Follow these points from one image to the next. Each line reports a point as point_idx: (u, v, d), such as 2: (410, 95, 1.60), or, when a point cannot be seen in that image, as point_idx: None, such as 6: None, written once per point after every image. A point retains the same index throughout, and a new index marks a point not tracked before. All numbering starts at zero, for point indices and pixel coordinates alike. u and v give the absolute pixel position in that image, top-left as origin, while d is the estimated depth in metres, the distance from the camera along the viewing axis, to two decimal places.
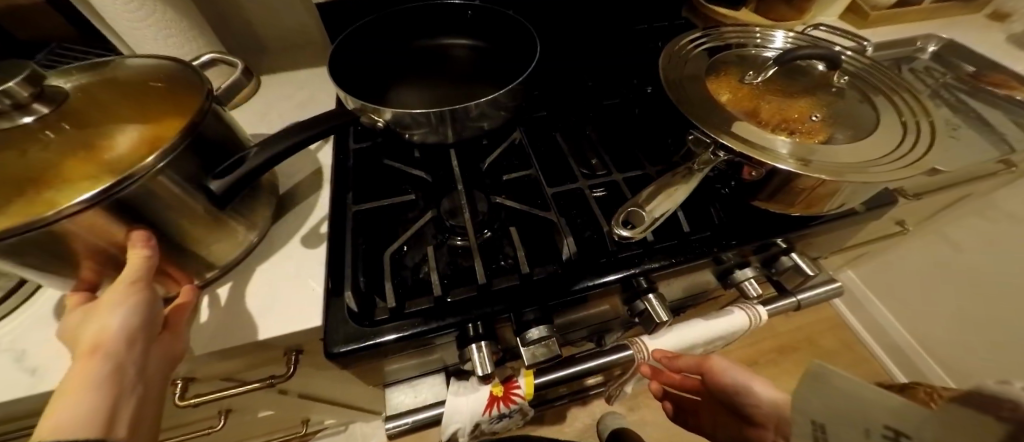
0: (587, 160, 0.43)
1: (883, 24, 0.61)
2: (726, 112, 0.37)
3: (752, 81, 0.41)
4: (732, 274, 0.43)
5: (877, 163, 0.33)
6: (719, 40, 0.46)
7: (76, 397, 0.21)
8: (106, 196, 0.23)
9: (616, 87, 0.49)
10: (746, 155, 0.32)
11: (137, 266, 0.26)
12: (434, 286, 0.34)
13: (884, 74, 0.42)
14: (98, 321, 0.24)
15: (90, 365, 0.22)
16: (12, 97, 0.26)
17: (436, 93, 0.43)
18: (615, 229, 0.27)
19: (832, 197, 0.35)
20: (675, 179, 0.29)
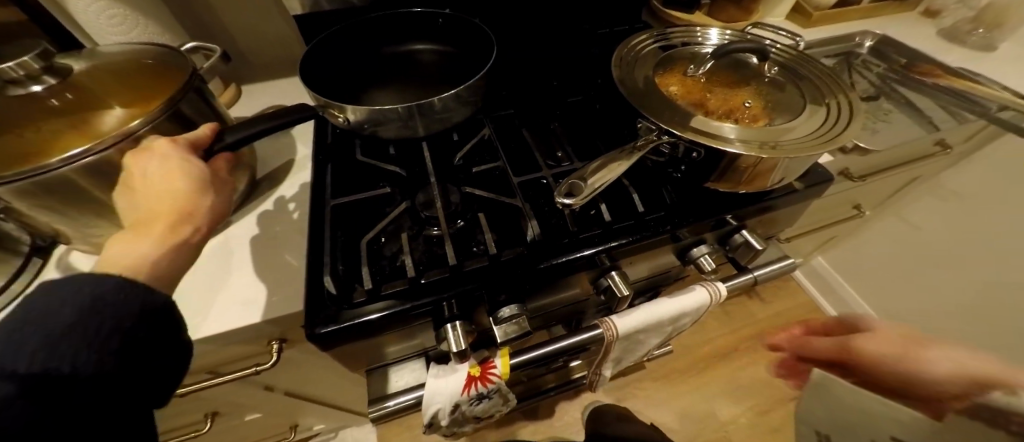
0: (553, 152, 0.46)
1: (826, 23, 0.67)
2: (672, 102, 0.41)
3: (696, 75, 0.45)
4: (690, 252, 0.46)
5: (805, 141, 0.37)
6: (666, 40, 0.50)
7: (135, 242, 0.23)
8: (90, 153, 0.31)
9: (579, 85, 0.53)
10: (693, 139, 0.36)
11: (188, 141, 0.30)
12: (408, 269, 0.36)
13: (810, 65, 0.47)
14: (143, 176, 0.26)
15: (179, 228, 0.25)
16: (26, 68, 0.31)
17: (406, 95, 0.46)
18: (558, 200, 0.30)
19: (772, 172, 0.38)
20: (615, 157, 0.32)
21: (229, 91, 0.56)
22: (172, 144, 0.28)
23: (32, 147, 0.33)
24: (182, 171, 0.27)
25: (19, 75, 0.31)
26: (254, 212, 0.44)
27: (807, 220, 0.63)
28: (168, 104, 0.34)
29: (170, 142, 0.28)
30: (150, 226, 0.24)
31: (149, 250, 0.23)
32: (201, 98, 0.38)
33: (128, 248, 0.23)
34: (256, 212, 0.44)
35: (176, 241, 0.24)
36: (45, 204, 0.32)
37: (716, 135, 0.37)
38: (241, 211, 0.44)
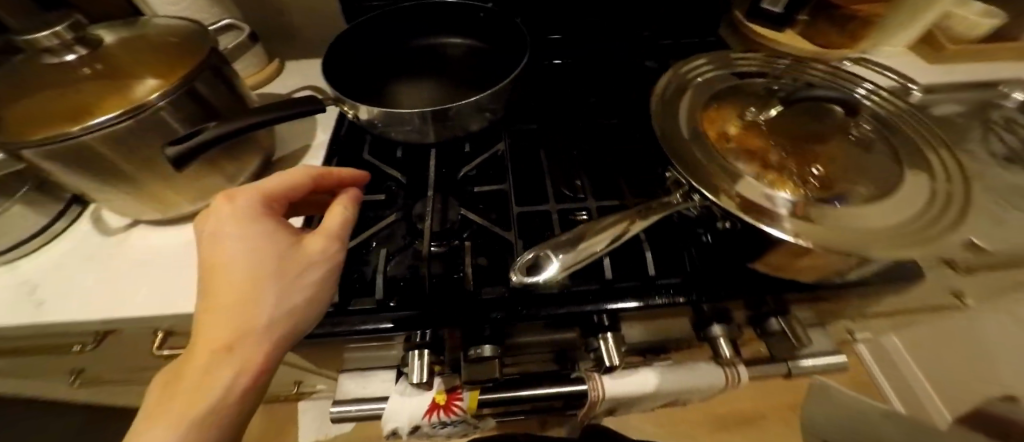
0: (571, 180, 0.41)
1: (963, 61, 0.52)
2: (715, 151, 0.34)
3: (756, 120, 0.38)
4: (708, 328, 0.39)
5: (891, 230, 0.28)
6: (729, 68, 0.43)
7: (186, 370, 0.24)
8: (121, 119, 0.32)
9: (618, 107, 0.47)
10: (726, 209, 0.29)
11: (266, 222, 0.28)
12: (378, 289, 0.34)
13: (918, 124, 0.36)
14: (214, 268, 0.26)
15: (214, 372, 0.24)
16: (61, 38, 0.35)
17: (447, 92, 0.46)
18: (516, 279, 0.29)
19: (830, 267, 0.29)
20: (585, 229, 0.31)
21: (271, 66, 0.57)
22: (235, 213, 0.27)
23: (70, 108, 0.34)
24: (230, 274, 0.25)
25: (56, 44, 0.35)
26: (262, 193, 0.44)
27: (881, 310, 0.51)
28: (185, 81, 0.35)
29: (234, 219, 0.27)
30: (195, 365, 0.24)
31: (190, 379, 0.24)
32: (217, 77, 0.39)
33: (182, 374, 0.24)
34: None
35: (209, 376, 0.24)
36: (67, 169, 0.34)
37: (763, 208, 0.29)
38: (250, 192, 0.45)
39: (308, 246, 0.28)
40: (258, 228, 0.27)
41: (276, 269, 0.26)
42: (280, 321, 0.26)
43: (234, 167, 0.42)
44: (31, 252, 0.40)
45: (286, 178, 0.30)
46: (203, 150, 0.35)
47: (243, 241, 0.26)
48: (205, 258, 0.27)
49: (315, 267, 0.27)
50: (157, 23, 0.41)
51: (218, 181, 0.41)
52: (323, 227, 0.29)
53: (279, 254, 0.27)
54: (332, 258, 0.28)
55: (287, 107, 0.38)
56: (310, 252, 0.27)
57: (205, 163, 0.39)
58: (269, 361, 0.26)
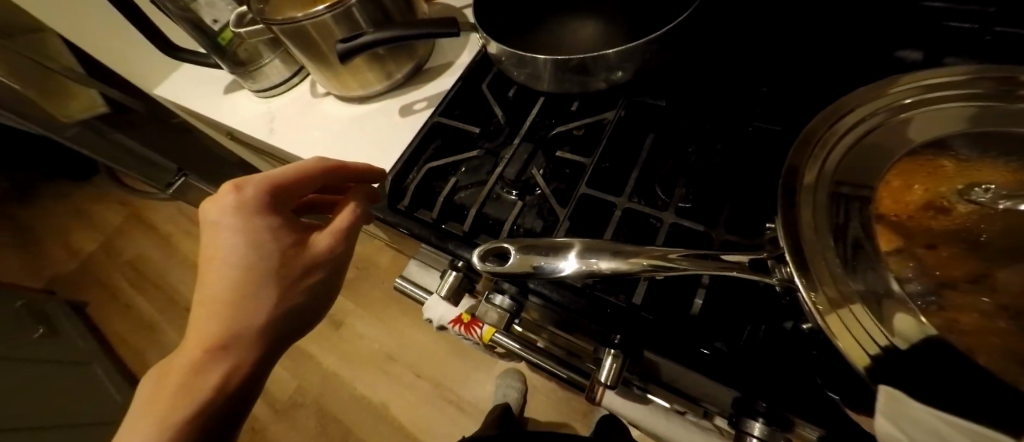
0: (669, 179, 0.34)
1: None
2: (861, 222, 0.23)
3: (987, 207, 0.22)
4: (745, 419, 0.31)
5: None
6: (1014, 99, 0.25)
7: (188, 358, 0.31)
8: (326, 11, 0.43)
9: (779, 110, 0.36)
10: (806, 306, 0.20)
11: (267, 225, 0.32)
12: (436, 209, 0.38)
13: None
14: (212, 268, 0.31)
15: (216, 359, 0.31)
16: None
17: (608, 38, 0.45)
18: (482, 267, 0.28)
19: None
20: (644, 252, 0.24)
21: None
22: (235, 214, 0.31)
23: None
24: (228, 277, 0.31)
25: None
26: (407, 94, 0.53)
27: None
28: None
29: (232, 218, 0.31)
30: (192, 362, 0.30)
31: (189, 363, 0.30)
32: None
33: (183, 361, 0.31)
34: (406, 97, 0.53)
35: (206, 363, 0.30)
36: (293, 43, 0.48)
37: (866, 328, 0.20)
38: (401, 91, 0.54)
39: (315, 244, 0.33)
40: (257, 228, 0.32)
41: (267, 276, 0.31)
42: (273, 321, 0.32)
43: (392, 67, 0.51)
44: (278, 93, 0.59)
45: (289, 172, 0.34)
46: (367, 49, 0.43)
47: (239, 246, 0.31)
48: (207, 259, 0.32)
49: (316, 268, 0.33)
50: None
51: (377, 77, 0.51)
52: (330, 228, 0.34)
53: (277, 257, 0.32)
54: (333, 258, 0.34)
55: (434, 24, 0.42)
56: (316, 252, 0.33)
57: (371, 58, 0.49)
58: (260, 357, 0.32)
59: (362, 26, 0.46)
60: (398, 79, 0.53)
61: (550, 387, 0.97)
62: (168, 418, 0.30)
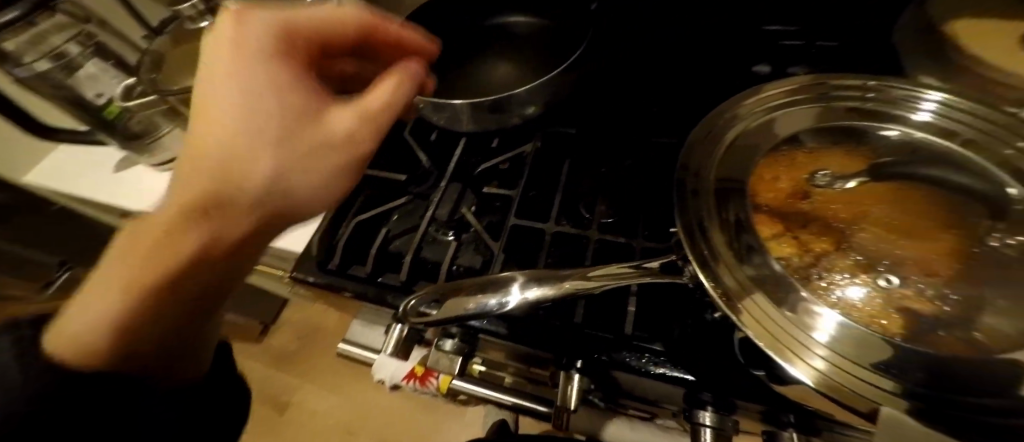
0: (589, 199, 0.37)
1: None
2: (747, 216, 0.27)
3: (840, 189, 0.27)
4: (697, 411, 0.32)
5: (983, 421, 0.19)
6: (833, 100, 0.32)
7: (195, 176, 0.23)
8: None
9: (673, 126, 0.41)
10: (712, 299, 0.23)
11: (287, 67, 0.26)
12: (370, 262, 0.37)
13: None
14: (207, 103, 0.25)
15: (187, 228, 0.22)
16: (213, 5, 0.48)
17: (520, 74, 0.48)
18: (413, 320, 0.28)
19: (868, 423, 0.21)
20: (573, 274, 0.26)
21: None
22: (237, 27, 0.25)
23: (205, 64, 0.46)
24: (218, 136, 0.23)
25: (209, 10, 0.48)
26: None
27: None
28: None
29: (239, 52, 0.25)
30: (184, 200, 0.23)
31: (178, 207, 0.23)
32: None
33: (185, 178, 0.23)
34: None
35: (188, 211, 0.22)
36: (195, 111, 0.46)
37: (806, 348, 0.21)
38: None
39: (331, 121, 0.26)
40: (259, 77, 0.25)
41: (261, 150, 0.23)
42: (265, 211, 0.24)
43: None
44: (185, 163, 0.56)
45: (320, 17, 0.28)
46: None
47: (255, 74, 0.25)
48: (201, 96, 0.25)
49: (327, 150, 0.25)
50: None
51: None
52: (355, 105, 0.26)
53: (283, 113, 0.25)
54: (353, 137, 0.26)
55: None
56: (329, 129, 0.26)
57: None
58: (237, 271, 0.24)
59: None
60: None
61: (526, 419, 0.94)
62: (147, 252, 0.22)
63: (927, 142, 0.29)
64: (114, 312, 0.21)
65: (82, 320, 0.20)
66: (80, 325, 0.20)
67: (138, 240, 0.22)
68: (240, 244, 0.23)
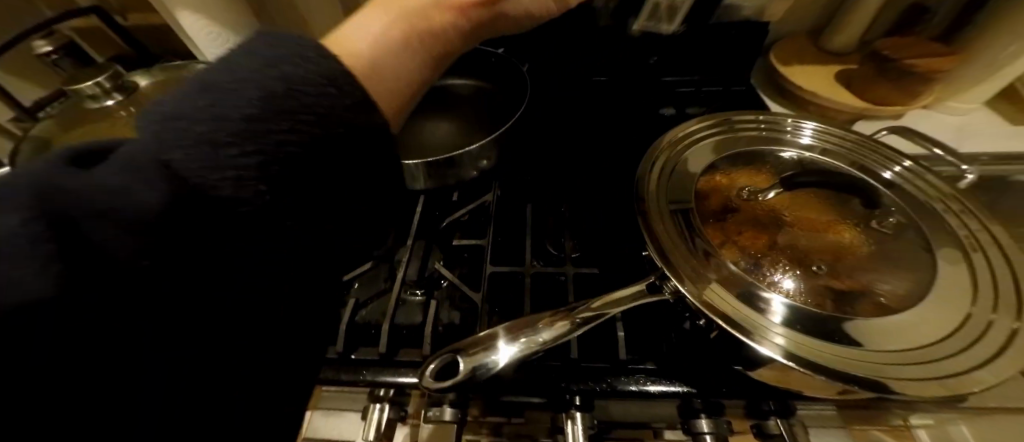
0: (556, 236, 0.39)
1: (1001, 135, 0.48)
2: (703, 232, 0.31)
3: (761, 201, 0.33)
4: (694, 420, 0.34)
5: (910, 369, 0.24)
6: (739, 129, 0.39)
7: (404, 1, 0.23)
8: None
9: (615, 162, 0.46)
10: (694, 305, 0.25)
11: None
12: (339, 339, 0.34)
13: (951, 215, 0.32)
14: None
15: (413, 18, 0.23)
16: (117, 82, 0.42)
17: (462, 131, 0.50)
18: (425, 381, 0.26)
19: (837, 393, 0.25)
20: (558, 312, 0.27)
21: None
22: None
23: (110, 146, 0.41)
24: None
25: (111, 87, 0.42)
26: None
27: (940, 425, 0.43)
28: None
29: None
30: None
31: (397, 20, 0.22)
32: None
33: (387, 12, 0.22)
34: None
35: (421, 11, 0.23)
36: None
37: (771, 332, 0.25)
38: None
39: None
40: None
41: None
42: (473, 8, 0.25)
43: None
44: None
45: None
46: None
47: None
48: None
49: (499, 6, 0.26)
50: (192, 66, 0.47)
51: None
52: None
53: None
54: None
55: None
56: None
57: None
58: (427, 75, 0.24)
59: None
60: None
61: None
62: (404, 24, 0.22)
63: (810, 157, 0.37)
64: (379, 49, 0.21)
65: (363, 39, 0.21)
66: (360, 43, 0.21)
67: (254, 54, 0.17)
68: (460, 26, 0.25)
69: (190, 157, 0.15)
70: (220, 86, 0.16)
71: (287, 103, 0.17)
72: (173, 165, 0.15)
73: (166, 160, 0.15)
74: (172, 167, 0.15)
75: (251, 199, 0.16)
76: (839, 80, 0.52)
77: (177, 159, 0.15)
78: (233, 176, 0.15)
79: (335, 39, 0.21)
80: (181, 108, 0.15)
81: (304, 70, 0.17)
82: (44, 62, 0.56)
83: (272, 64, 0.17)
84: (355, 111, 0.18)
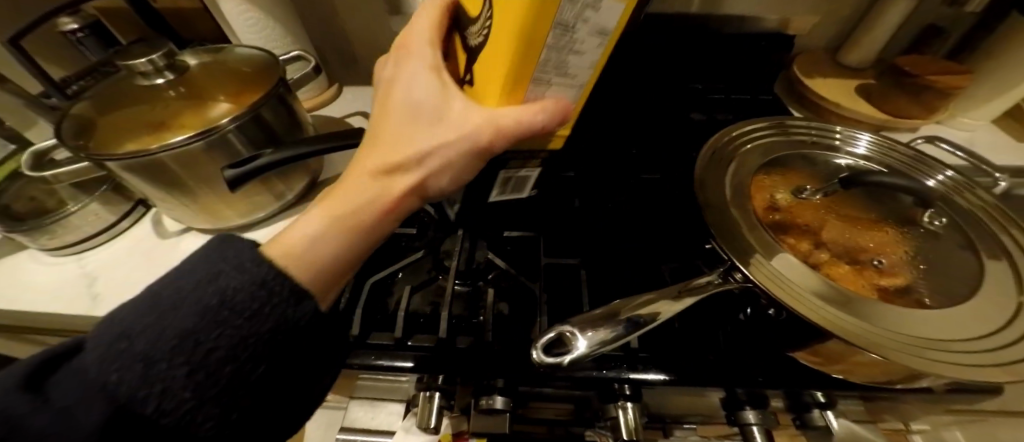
0: (603, 232, 0.40)
1: (1010, 150, 0.52)
2: (764, 229, 0.32)
3: (811, 199, 0.35)
4: (740, 412, 0.35)
5: (974, 351, 0.25)
6: (785, 135, 0.41)
7: (316, 219, 0.24)
8: (197, 139, 0.36)
9: (655, 162, 0.48)
10: (768, 293, 0.26)
11: (427, 70, 0.25)
12: (398, 327, 0.34)
13: (989, 216, 0.34)
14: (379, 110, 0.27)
15: (321, 237, 0.24)
16: (171, 60, 0.41)
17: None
18: (538, 358, 0.25)
19: (899, 375, 0.27)
20: (649, 298, 0.26)
21: (329, 92, 0.61)
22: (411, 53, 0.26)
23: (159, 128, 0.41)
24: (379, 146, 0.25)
25: (164, 64, 0.41)
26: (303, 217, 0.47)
27: (948, 421, 0.46)
28: (253, 107, 0.38)
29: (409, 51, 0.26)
30: (359, 177, 0.25)
31: (313, 229, 0.24)
32: (281, 105, 0.42)
33: (308, 221, 0.24)
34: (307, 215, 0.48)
35: (334, 223, 0.24)
36: (142, 180, 0.38)
37: (841, 320, 0.26)
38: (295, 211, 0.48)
39: (431, 177, 0.25)
40: (422, 68, 0.25)
41: (382, 173, 0.25)
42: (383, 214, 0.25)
43: (283, 187, 0.46)
44: (103, 243, 0.46)
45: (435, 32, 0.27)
46: (262, 173, 0.37)
47: (397, 117, 0.25)
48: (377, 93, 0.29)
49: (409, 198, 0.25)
50: (235, 49, 0.46)
51: (263, 198, 0.45)
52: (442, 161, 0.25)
53: (389, 151, 0.25)
54: (474, 140, 0.23)
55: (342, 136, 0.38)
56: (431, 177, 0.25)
57: (261, 184, 0.43)
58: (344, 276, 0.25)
59: (244, 149, 0.40)
60: (292, 197, 0.48)
61: None
62: (306, 248, 0.23)
63: (852, 164, 0.39)
64: (319, 246, 0.23)
65: (301, 237, 0.23)
66: (295, 241, 0.23)
67: (208, 254, 0.22)
68: (391, 201, 0.25)
69: (124, 378, 0.18)
70: (168, 293, 0.20)
71: (223, 314, 0.20)
72: (112, 389, 0.18)
73: (106, 384, 0.18)
74: (111, 389, 0.18)
75: (174, 407, 0.19)
76: (859, 92, 0.55)
77: (112, 382, 0.18)
78: (160, 389, 0.19)
79: (280, 238, 0.24)
80: (131, 327, 0.19)
81: (239, 278, 0.21)
82: (66, 40, 0.53)
83: (211, 278, 0.21)
84: (285, 307, 0.22)
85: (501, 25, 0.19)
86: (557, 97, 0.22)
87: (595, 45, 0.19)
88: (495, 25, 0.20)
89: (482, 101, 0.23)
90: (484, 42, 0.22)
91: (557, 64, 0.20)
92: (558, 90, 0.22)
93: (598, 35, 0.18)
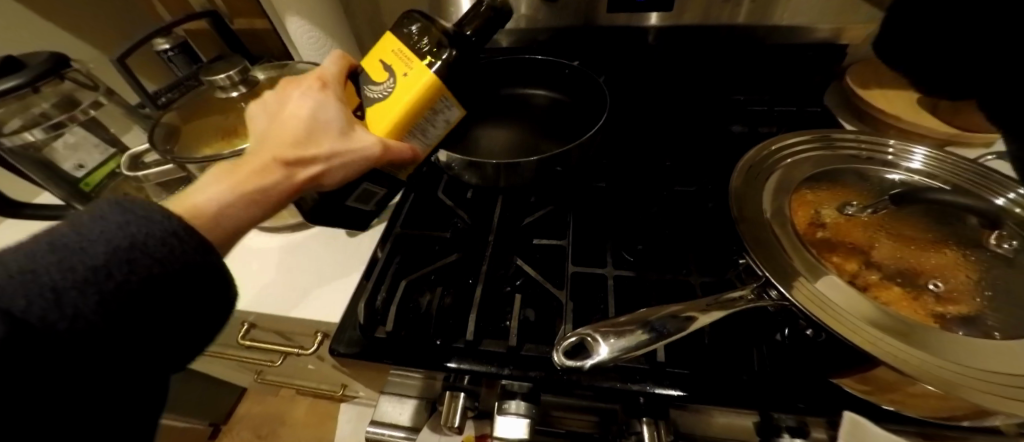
0: (632, 244, 0.40)
1: None
2: (807, 246, 0.31)
3: (859, 216, 0.33)
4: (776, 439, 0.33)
5: None
6: (834, 148, 0.39)
7: (221, 189, 0.27)
8: None
9: (691, 174, 0.47)
10: (806, 312, 0.25)
11: (331, 97, 0.32)
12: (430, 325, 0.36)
13: None
14: (279, 117, 0.32)
15: (227, 204, 0.27)
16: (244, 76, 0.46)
17: (525, 141, 0.48)
18: (558, 360, 0.26)
19: (959, 412, 0.24)
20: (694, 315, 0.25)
21: None
22: (318, 83, 0.32)
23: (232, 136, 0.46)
24: (283, 141, 0.30)
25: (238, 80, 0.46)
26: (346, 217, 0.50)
27: None
28: None
29: (315, 82, 0.32)
30: (265, 160, 0.29)
31: (218, 196, 0.27)
32: None
33: (206, 191, 0.27)
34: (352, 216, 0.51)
35: (241, 193, 0.28)
36: None
37: (886, 343, 0.24)
38: None
39: (330, 172, 0.30)
40: (329, 94, 0.31)
41: (288, 164, 0.29)
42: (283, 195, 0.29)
43: None
44: None
45: (337, 74, 0.34)
46: None
47: (302, 122, 0.30)
48: (278, 101, 0.32)
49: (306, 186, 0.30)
50: (298, 65, 0.51)
51: None
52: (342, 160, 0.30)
53: (294, 147, 0.30)
54: (372, 151, 0.29)
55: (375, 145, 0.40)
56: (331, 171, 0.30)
57: None
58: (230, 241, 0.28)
59: None
60: None
61: None
62: (208, 212, 0.26)
63: (913, 181, 0.36)
64: (225, 209, 0.27)
65: (205, 200, 0.27)
66: (200, 203, 0.27)
67: (106, 210, 0.22)
68: (292, 185, 0.30)
69: (30, 303, 0.18)
70: (70, 239, 0.20)
71: (136, 252, 0.21)
72: (13, 313, 0.17)
73: (5, 309, 0.17)
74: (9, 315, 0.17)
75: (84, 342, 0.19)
76: (923, 103, 0.51)
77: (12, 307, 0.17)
78: (69, 315, 0.19)
79: (180, 201, 0.27)
80: (27, 264, 0.19)
81: (156, 226, 0.22)
82: (159, 59, 0.62)
83: (121, 224, 0.21)
84: (196, 252, 0.23)
85: (399, 93, 0.29)
86: (417, 148, 0.31)
87: (443, 128, 0.32)
88: (394, 92, 0.29)
89: (371, 131, 0.30)
90: (377, 98, 0.30)
91: (421, 129, 0.31)
92: (417, 144, 0.31)
93: (447, 123, 0.32)
